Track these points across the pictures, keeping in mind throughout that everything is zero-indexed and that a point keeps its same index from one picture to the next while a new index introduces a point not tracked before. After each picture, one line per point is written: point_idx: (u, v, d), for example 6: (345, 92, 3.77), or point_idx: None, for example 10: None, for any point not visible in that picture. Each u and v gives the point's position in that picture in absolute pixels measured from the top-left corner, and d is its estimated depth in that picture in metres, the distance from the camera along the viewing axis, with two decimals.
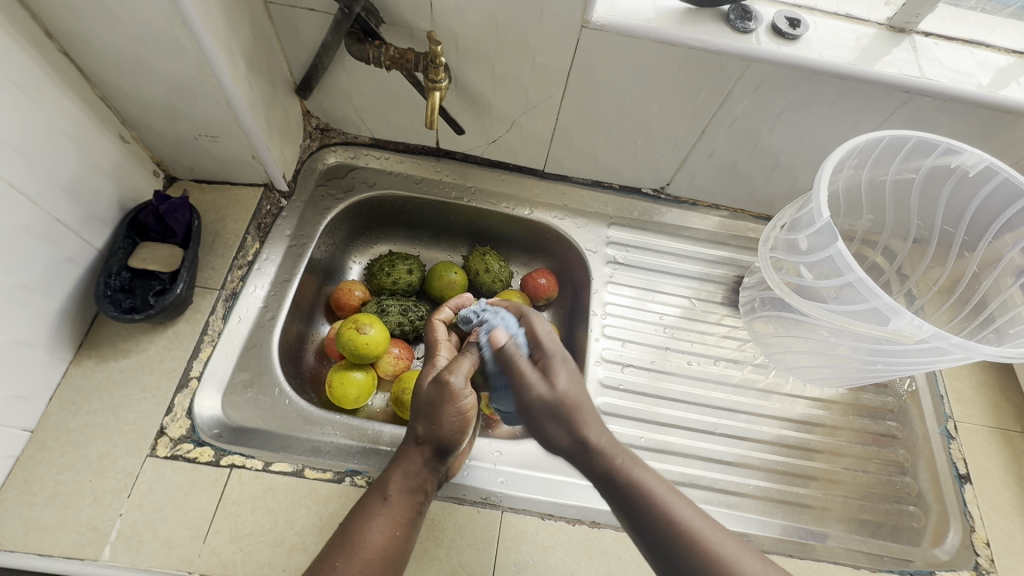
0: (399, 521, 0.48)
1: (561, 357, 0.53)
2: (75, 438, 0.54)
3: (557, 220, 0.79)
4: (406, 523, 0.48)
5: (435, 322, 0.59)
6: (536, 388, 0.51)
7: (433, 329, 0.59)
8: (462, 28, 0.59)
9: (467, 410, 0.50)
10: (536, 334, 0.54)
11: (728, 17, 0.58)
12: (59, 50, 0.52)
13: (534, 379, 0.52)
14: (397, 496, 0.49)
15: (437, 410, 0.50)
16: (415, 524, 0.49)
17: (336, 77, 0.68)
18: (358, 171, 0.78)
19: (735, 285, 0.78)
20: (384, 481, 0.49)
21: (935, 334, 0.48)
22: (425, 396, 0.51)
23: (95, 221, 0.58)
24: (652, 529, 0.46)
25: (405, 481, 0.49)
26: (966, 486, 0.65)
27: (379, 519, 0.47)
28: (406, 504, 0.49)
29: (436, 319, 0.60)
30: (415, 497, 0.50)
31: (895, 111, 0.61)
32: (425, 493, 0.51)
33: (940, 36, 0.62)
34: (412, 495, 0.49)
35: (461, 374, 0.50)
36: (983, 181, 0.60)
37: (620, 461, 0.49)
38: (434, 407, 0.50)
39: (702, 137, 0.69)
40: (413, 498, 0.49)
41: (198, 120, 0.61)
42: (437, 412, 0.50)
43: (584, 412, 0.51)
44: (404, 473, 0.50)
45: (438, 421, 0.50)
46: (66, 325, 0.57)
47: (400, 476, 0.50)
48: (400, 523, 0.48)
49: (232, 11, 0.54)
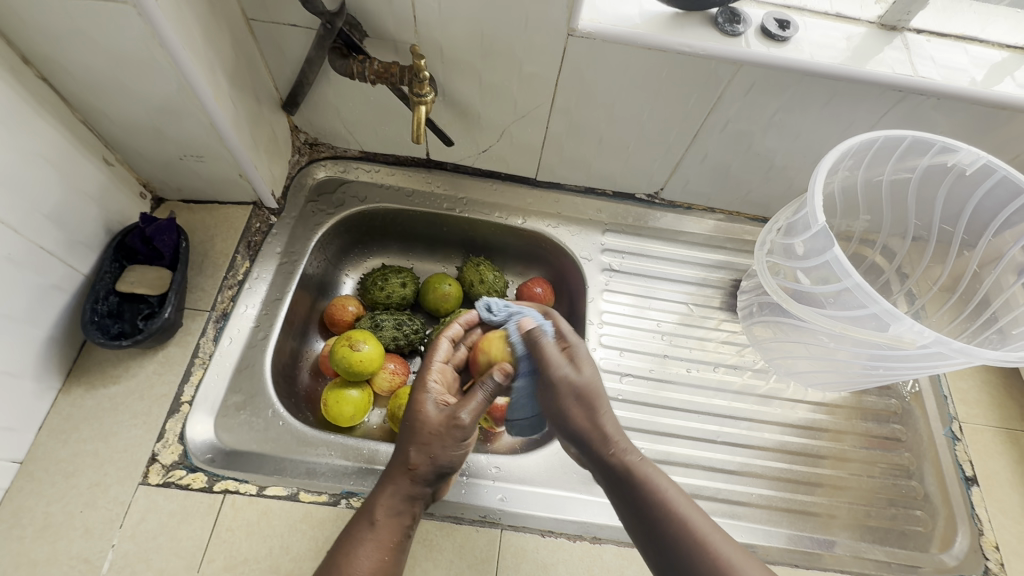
0: (387, 545, 0.47)
1: (577, 358, 0.54)
2: (65, 468, 0.53)
3: (551, 228, 0.78)
4: (395, 547, 0.47)
5: (441, 339, 0.58)
6: (557, 377, 0.52)
7: (433, 347, 0.57)
8: (447, 40, 0.59)
9: (464, 435, 0.50)
10: (564, 333, 0.56)
11: (716, 20, 0.57)
12: (38, 76, 0.51)
13: (557, 368, 0.53)
14: (384, 521, 0.47)
15: (437, 443, 0.49)
16: (404, 548, 0.48)
17: (322, 92, 0.67)
18: (348, 185, 0.77)
19: (733, 289, 0.77)
20: (371, 506, 0.48)
21: (935, 339, 0.48)
22: (428, 423, 0.50)
23: (80, 246, 0.58)
24: (654, 519, 0.47)
25: (392, 504, 0.48)
26: (974, 489, 0.64)
27: (366, 546, 0.46)
28: (393, 528, 0.47)
29: (443, 334, 0.58)
30: (403, 522, 0.48)
31: (890, 110, 0.60)
32: (412, 518, 0.49)
33: (932, 32, 0.62)
34: (401, 518, 0.48)
35: (469, 411, 0.50)
36: (981, 179, 0.59)
37: (635, 459, 0.50)
38: (436, 433, 0.50)
39: (694, 142, 0.68)
40: (400, 523, 0.48)
41: (182, 141, 0.60)
42: (437, 441, 0.49)
43: (600, 408, 0.52)
44: (392, 496, 0.48)
45: (434, 453, 0.49)
46: (54, 353, 0.56)
47: (386, 501, 0.48)
48: (389, 547, 0.47)
49: (212, 30, 0.53)
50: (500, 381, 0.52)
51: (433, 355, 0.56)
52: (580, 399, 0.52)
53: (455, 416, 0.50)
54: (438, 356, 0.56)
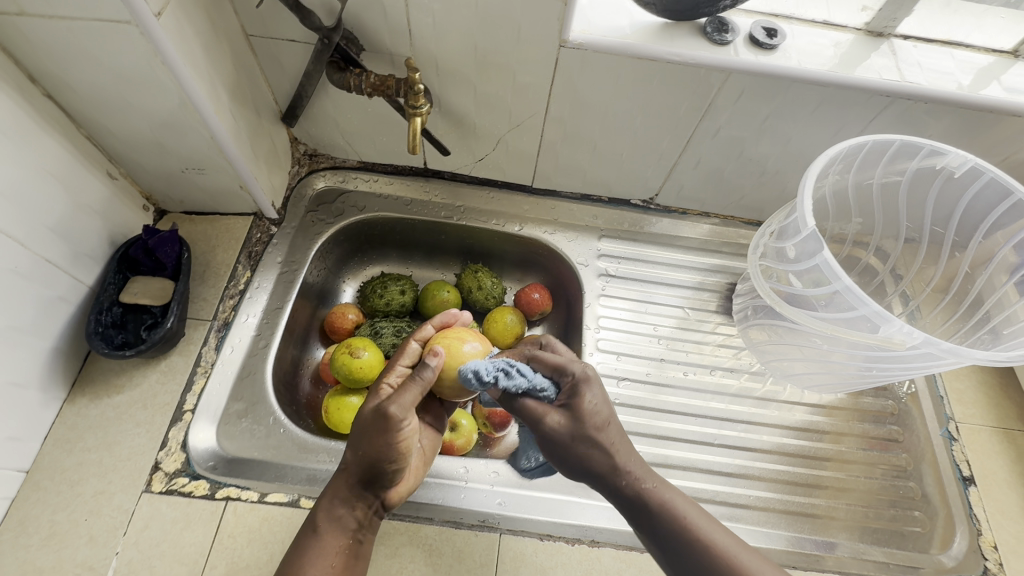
0: (332, 552, 0.46)
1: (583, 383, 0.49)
2: (70, 477, 0.54)
3: (548, 235, 0.79)
4: (343, 552, 0.47)
5: (411, 341, 0.55)
6: (550, 425, 0.48)
7: (402, 353, 0.54)
8: (441, 52, 0.60)
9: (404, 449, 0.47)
10: (555, 358, 0.51)
11: (706, 30, 0.59)
12: (43, 94, 0.53)
13: (545, 414, 0.48)
14: (326, 529, 0.47)
15: (368, 439, 0.47)
16: (354, 551, 0.47)
17: (321, 104, 0.68)
18: (348, 194, 0.78)
19: (729, 292, 0.78)
20: (314, 514, 0.48)
21: (925, 340, 0.48)
22: (369, 422, 0.47)
23: (85, 259, 0.59)
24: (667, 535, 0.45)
25: (333, 511, 0.47)
26: (971, 489, 0.64)
27: (310, 556, 0.45)
28: (336, 534, 0.47)
29: (413, 338, 0.56)
30: (346, 526, 0.47)
31: (878, 115, 0.61)
32: (358, 521, 0.48)
33: (919, 38, 0.62)
34: (342, 524, 0.47)
35: (400, 402, 0.47)
36: (969, 181, 0.60)
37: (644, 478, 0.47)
38: (377, 442, 0.46)
39: (687, 148, 0.69)
40: (344, 527, 0.47)
41: (185, 154, 0.61)
42: (375, 438, 0.46)
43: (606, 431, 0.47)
44: (332, 502, 0.48)
45: (368, 449, 0.47)
46: (60, 364, 0.58)
47: (327, 505, 0.48)
48: (335, 555, 0.46)
49: (211, 47, 0.54)
50: (432, 367, 0.48)
51: (423, 375, 0.48)
52: (591, 431, 0.47)
53: (385, 411, 0.46)
54: (429, 378, 0.48)
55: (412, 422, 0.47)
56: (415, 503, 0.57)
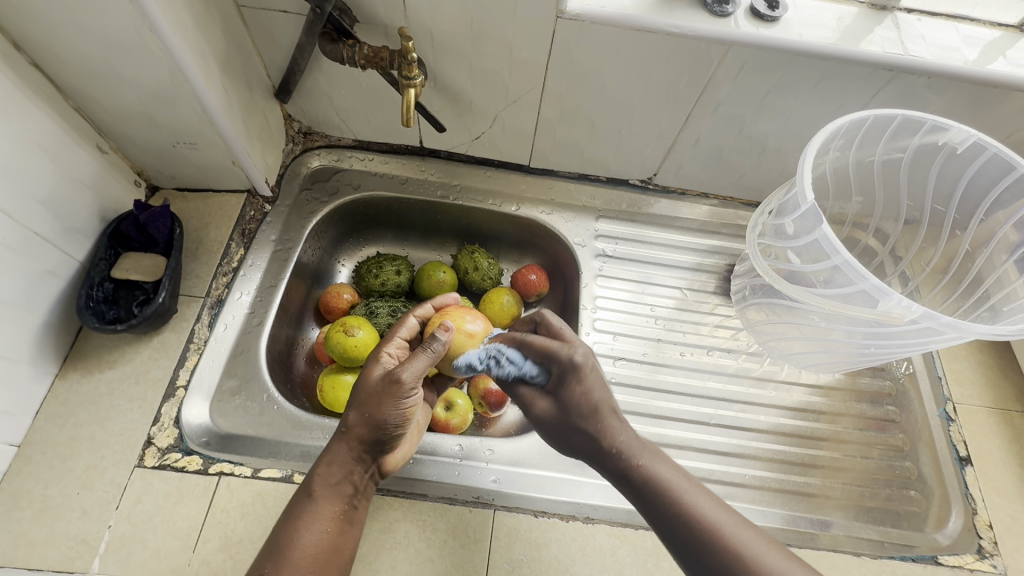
0: (331, 516, 0.46)
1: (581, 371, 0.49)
2: (62, 451, 0.54)
3: (545, 215, 0.79)
4: (339, 518, 0.46)
5: (408, 317, 0.58)
6: (534, 413, 0.50)
7: (399, 325, 0.57)
8: (436, 24, 0.59)
9: (408, 414, 0.49)
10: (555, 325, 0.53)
11: (706, 1, 0.57)
12: (29, 62, 0.51)
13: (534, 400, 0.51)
14: (325, 492, 0.47)
15: (373, 403, 0.48)
16: (350, 518, 0.47)
17: (314, 80, 0.67)
18: (343, 173, 0.77)
19: (727, 273, 0.77)
20: (310, 478, 0.47)
21: (924, 314, 0.48)
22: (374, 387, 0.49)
23: (75, 234, 0.58)
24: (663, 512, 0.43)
25: (330, 475, 0.47)
26: (968, 468, 0.64)
27: (307, 519, 0.45)
28: (333, 499, 0.47)
29: (411, 314, 0.59)
30: (344, 491, 0.47)
31: (881, 90, 0.60)
32: (355, 487, 0.48)
33: (923, 12, 0.61)
34: (339, 489, 0.47)
35: (412, 370, 0.49)
36: (971, 157, 0.59)
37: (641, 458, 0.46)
38: (382, 407, 0.48)
39: (686, 126, 0.68)
40: (341, 492, 0.47)
41: (175, 128, 0.60)
42: (381, 403, 0.48)
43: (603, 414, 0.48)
44: (331, 466, 0.48)
45: (372, 413, 0.48)
46: (51, 339, 0.57)
47: (325, 471, 0.48)
48: (333, 519, 0.46)
49: (201, 15, 0.53)
50: (444, 341, 0.49)
51: (433, 347, 0.49)
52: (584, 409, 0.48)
53: (398, 377, 0.48)
54: (439, 350, 0.49)
55: (418, 390, 0.50)
56: (409, 479, 0.57)
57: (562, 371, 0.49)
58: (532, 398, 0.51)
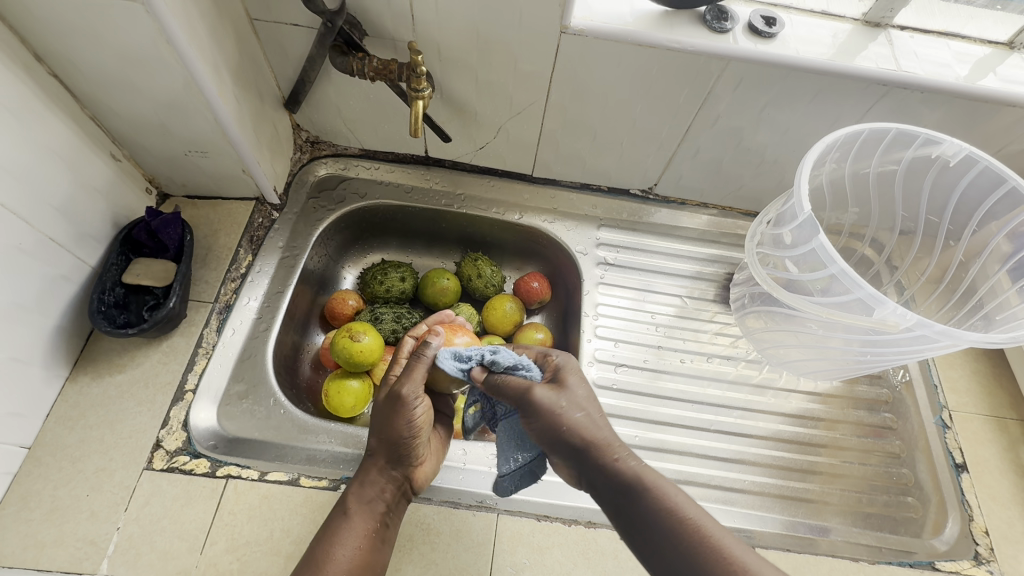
0: (362, 532, 0.47)
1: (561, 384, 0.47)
2: (72, 453, 0.55)
3: (547, 223, 0.80)
4: (371, 535, 0.47)
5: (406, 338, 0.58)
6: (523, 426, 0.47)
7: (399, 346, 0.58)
8: (443, 38, 0.61)
9: (422, 426, 0.50)
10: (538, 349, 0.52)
11: (705, 18, 0.59)
12: (49, 72, 0.53)
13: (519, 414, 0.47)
14: (357, 509, 0.48)
15: (389, 419, 0.50)
16: (382, 535, 0.48)
17: (323, 90, 0.69)
18: (349, 182, 0.79)
19: (726, 282, 0.79)
20: (343, 498, 0.49)
21: (918, 322, 0.49)
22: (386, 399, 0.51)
23: (88, 239, 0.59)
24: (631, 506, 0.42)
25: (361, 492, 0.49)
26: (964, 475, 0.65)
27: (341, 536, 0.46)
28: (365, 516, 0.48)
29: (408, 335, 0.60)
30: (374, 508, 0.49)
31: (875, 104, 0.62)
32: (386, 503, 0.49)
33: (915, 29, 0.63)
34: (371, 506, 0.48)
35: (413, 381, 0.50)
36: (964, 170, 0.61)
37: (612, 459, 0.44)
38: (398, 420, 0.49)
39: (686, 137, 0.70)
40: (373, 509, 0.48)
41: (188, 137, 0.62)
42: (395, 415, 0.50)
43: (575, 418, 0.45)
44: (361, 485, 0.50)
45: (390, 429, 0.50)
46: (62, 342, 0.58)
47: (357, 490, 0.49)
48: (364, 535, 0.47)
49: (216, 29, 0.55)
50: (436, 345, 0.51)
51: (425, 354, 0.51)
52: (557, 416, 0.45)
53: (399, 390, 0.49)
54: (431, 356, 0.51)
55: (424, 400, 0.50)
56: None
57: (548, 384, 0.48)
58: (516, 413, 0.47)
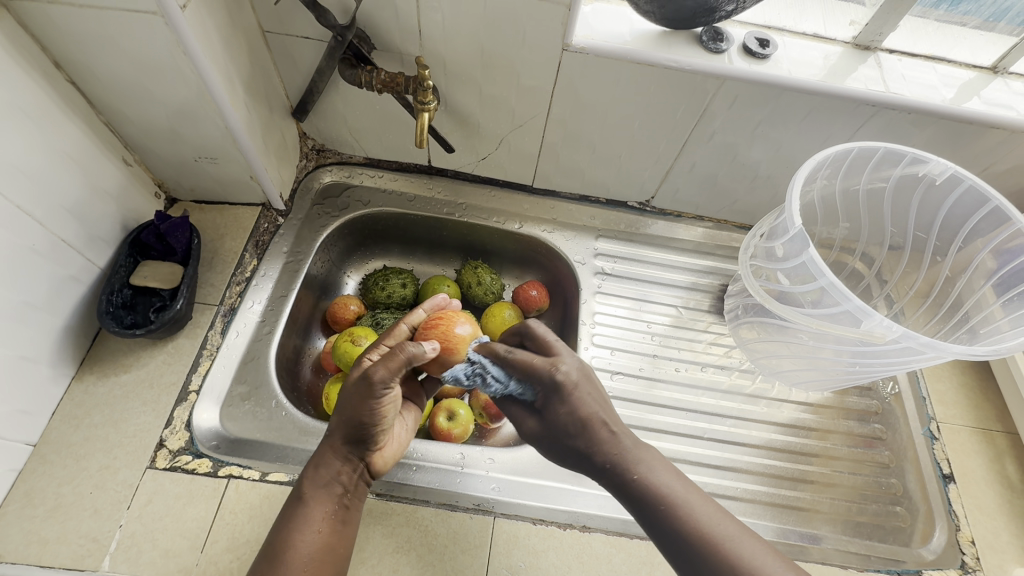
0: (320, 516, 0.47)
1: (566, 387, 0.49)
2: (76, 451, 0.56)
3: (546, 233, 0.82)
4: (330, 518, 0.48)
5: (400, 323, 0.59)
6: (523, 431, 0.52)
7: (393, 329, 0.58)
8: (449, 52, 0.63)
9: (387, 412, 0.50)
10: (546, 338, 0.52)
11: (701, 39, 0.62)
12: (67, 80, 0.55)
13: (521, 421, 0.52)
14: (315, 494, 0.48)
15: (351, 403, 0.49)
16: (341, 517, 0.49)
17: (331, 100, 0.71)
18: (353, 189, 0.80)
19: (721, 293, 0.81)
20: (300, 481, 0.49)
21: (904, 334, 0.51)
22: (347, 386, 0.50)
23: (98, 241, 0.61)
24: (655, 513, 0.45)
25: (319, 477, 0.49)
26: (951, 486, 0.66)
27: (299, 522, 0.47)
28: (324, 501, 0.48)
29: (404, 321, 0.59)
30: (333, 491, 0.49)
31: (864, 124, 0.64)
32: (344, 486, 0.50)
33: (904, 53, 0.66)
34: (329, 491, 0.49)
35: (383, 369, 0.48)
36: (950, 188, 0.63)
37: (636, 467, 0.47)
38: (360, 407, 0.48)
39: (682, 152, 0.72)
40: (331, 493, 0.49)
41: (199, 143, 0.63)
42: (355, 402, 0.49)
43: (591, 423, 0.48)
44: (319, 469, 0.49)
45: (351, 414, 0.49)
46: (70, 342, 0.59)
47: (313, 474, 0.49)
48: (324, 519, 0.47)
49: (230, 40, 0.57)
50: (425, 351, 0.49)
51: (410, 351, 0.49)
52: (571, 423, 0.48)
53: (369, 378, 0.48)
54: (415, 353, 0.49)
55: (395, 388, 0.49)
56: (412, 486, 0.59)
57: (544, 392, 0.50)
58: (521, 415, 0.53)
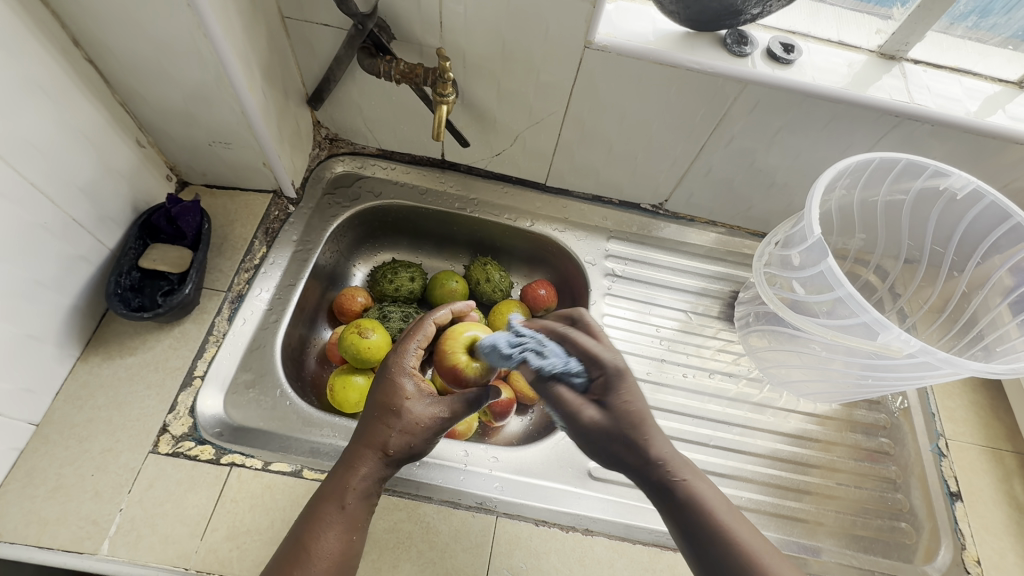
0: (355, 526, 0.47)
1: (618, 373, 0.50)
2: (79, 433, 0.55)
3: (558, 232, 0.81)
4: (361, 526, 0.48)
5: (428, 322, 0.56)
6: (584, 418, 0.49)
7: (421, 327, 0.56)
8: (470, 45, 0.62)
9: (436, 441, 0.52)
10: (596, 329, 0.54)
11: (725, 41, 0.61)
12: (84, 57, 0.54)
13: (580, 407, 0.50)
14: (356, 503, 0.47)
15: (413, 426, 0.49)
16: (367, 525, 0.49)
17: (347, 90, 0.70)
18: (365, 180, 0.80)
19: (731, 300, 0.80)
20: (342, 486, 0.47)
21: (922, 349, 0.50)
22: (416, 413, 0.50)
23: (109, 222, 0.60)
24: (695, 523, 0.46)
25: (363, 486, 0.48)
26: (957, 504, 0.65)
27: (336, 529, 0.46)
28: (361, 510, 0.48)
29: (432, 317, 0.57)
30: (371, 501, 0.49)
31: (886, 134, 0.63)
32: (376, 494, 0.50)
33: (929, 64, 0.65)
34: (368, 500, 0.49)
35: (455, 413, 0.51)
36: (971, 204, 0.62)
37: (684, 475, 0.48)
38: (422, 438, 0.50)
39: (699, 157, 0.71)
40: (368, 502, 0.49)
41: (213, 127, 0.63)
42: (421, 435, 0.50)
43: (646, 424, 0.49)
44: (363, 478, 0.48)
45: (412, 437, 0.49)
46: (77, 322, 0.59)
47: (356, 481, 0.48)
48: (358, 528, 0.48)
49: (250, 24, 0.56)
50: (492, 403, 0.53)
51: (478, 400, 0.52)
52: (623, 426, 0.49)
53: (444, 419, 0.51)
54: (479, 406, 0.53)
55: None
56: (414, 481, 0.58)
57: (604, 377, 0.50)
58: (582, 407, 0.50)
